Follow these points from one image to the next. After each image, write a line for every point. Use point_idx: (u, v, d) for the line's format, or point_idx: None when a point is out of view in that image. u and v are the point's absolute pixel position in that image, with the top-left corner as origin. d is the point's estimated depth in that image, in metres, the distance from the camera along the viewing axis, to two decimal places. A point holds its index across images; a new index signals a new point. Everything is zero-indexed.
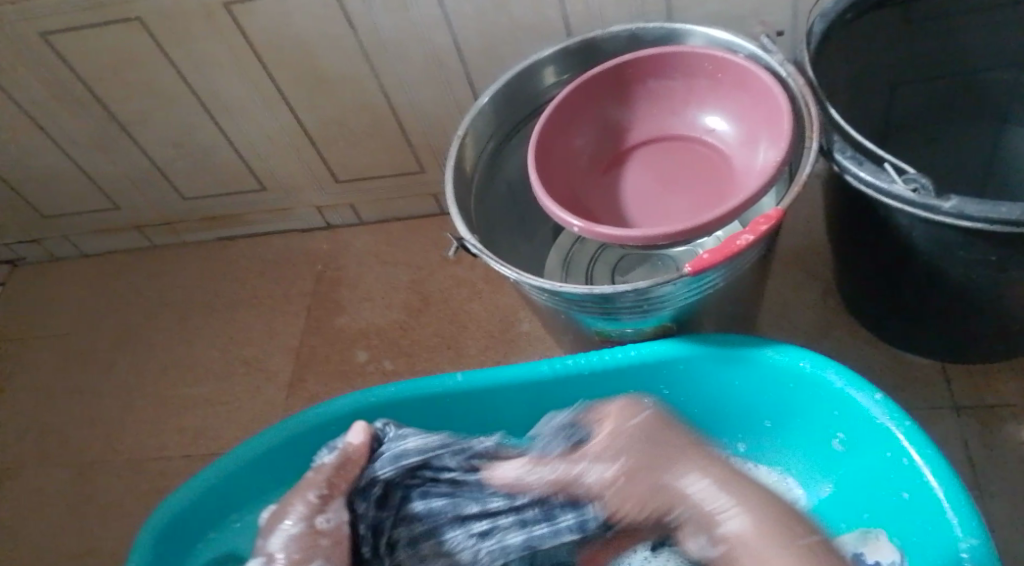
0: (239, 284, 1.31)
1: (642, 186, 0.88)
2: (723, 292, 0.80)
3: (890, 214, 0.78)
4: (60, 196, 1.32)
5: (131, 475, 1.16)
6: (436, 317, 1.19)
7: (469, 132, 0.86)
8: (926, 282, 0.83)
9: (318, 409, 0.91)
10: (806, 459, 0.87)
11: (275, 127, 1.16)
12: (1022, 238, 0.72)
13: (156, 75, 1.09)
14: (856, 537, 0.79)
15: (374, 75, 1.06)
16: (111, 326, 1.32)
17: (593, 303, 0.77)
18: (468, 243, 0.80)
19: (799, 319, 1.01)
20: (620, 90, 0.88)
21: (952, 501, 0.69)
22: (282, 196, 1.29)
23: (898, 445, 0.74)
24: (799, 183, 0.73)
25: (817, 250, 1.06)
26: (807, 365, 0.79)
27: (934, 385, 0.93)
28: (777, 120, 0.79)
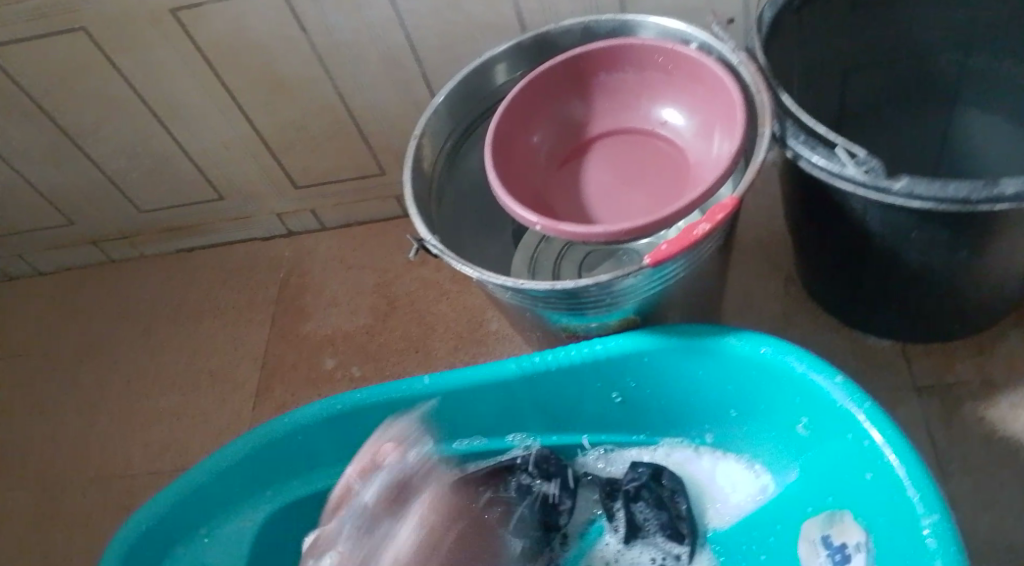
0: (201, 295, 1.29)
1: (601, 181, 0.88)
2: (684, 282, 0.81)
3: (845, 198, 0.79)
4: (13, 213, 1.30)
5: (96, 493, 1.14)
6: (402, 320, 1.18)
7: (425, 133, 0.86)
8: (883, 265, 0.84)
9: (285, 417, 0.90)
10: (774, 446, 0.88)
11: (231, 134, 1.14)
12: (973, 217, 0.73)
13: (106, 85, 1.07)
14: (823, 521, 0.81)
15: (329, 78, 1.05)
16: (71, 343, 1.29)
17: (555, 299, 0.77)
18: (428, 243, 0.80)
19: (763, 307, 1.02)
20: (575, 85, 0.88)
21: (913, 479, 0.69)
22: (242, 204, 1.27)
23: (859, 426, 0.75)
24: (754, 170, 0.73)
25: (778, 238, 1.07)
26: (769, 351, 0.80)
27: (897, 367, 0.94)
28: (731, 110, 0.80)
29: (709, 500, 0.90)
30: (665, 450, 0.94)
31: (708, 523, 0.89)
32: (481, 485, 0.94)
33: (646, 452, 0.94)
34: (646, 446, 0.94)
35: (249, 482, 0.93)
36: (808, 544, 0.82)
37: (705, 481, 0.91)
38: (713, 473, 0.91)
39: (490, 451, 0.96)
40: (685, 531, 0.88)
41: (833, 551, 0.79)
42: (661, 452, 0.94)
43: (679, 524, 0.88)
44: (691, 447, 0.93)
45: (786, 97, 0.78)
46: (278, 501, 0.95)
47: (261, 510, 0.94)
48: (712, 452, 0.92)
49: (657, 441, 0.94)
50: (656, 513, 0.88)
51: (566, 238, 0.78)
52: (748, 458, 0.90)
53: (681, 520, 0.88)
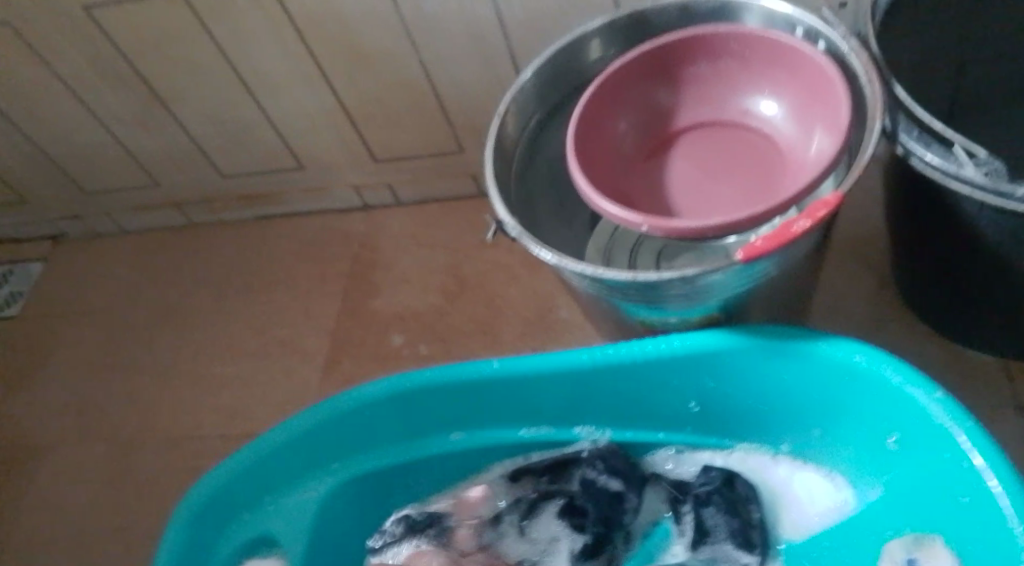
0: (275, 264, 1.30)
1: (688, 170, 0.83)
2: (776, 281, 0.76)
3: (958, 199, 0.73)
4: (103, 171, 1.32)
5: (166, 450, 1.16)
6: (473, 300, 1.17)
7: (509, 111, 0.83)
8: (995, 275, 0.78)
9: (353, 390, 0.89)
10: (857, 459, 0.83)
11: (314, 103, 1.14)
12: None
13: (196, 53, 1.08)
14: (909, 542, 0.76)
15: (415, 50, 1.03)
16: (151, 305, 1.31)
17: (635, 289, 0.73)
18: (506, 225, 0.77)
19: (853, 311, 0.97)
20: (666, 68, 0.84)
21: (1017, 508, 0.63)
22: (320, 174, 1.27)
23: (957, 445, 0.69)
24: (859, 166, 0.68)
25: (873, 240, 1.01)
26: (861, 360, 0.75)
27: (996, 385, 0.88)
28: (834, 103, 0.75)
29: (783, 510, 0.86)
30: (741, 455, 0.89)
31: (781, 533, 0.85)
32: None
33: (721, 455, 0.90)
34: (721, 450, 0.90)
35: (316, 452, 0.92)
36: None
37: (780, 490, 0.86)
38: (790, 482, 0.86)
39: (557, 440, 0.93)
40: (756, 539, 0.83)
41: None
42: (736, 457, 0.90)
43: (750, 531, 0.83)
44: (769, 454, 0.89)
45: (899, 89, 0.73)
46: (343, 474, 0.94)
47: (324, 482, 0.93)
48: (791, 461, 0.87)
49: (732, 444, 0.90)
50: (726, 518, 0.84)
51: (659, 235, 0.74)
52: (828, 469, 0.85)
53: (752, 528, 0.84)
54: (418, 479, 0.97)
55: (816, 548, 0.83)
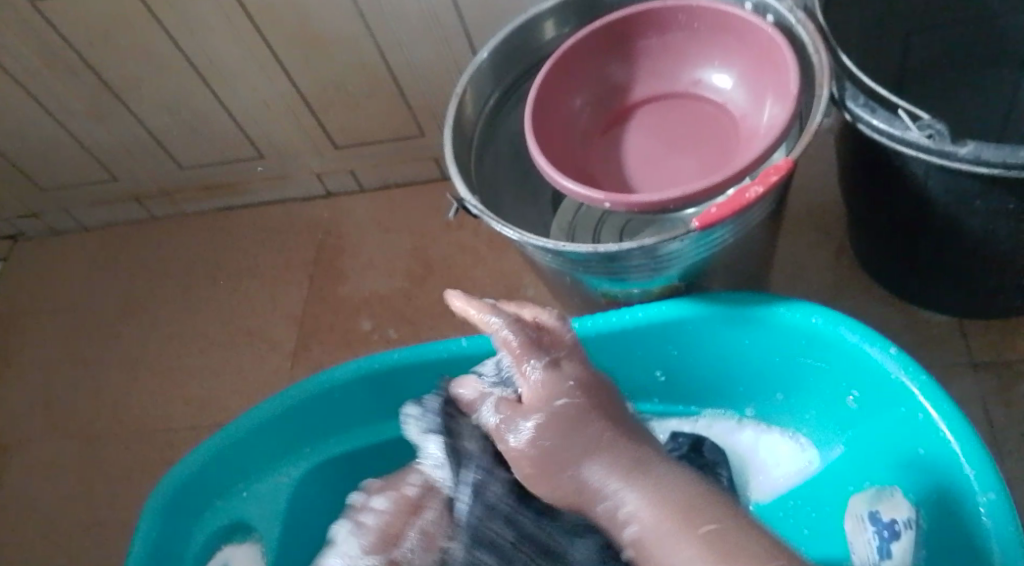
0: (240, 255, 1.29)
1: (644, 144, 0.84)
2: (734, 248, 0.78)
3: (906, 162, 0.75)
4: (59, 167, 1.30)
5: (137, 444, 1.16)
6: (440, 282, 1.17)
7: (467, 91, 0.84)
8: (946, 235, 0.80)
9: (322, 374, 0.90)
10: (819, 420, 0.85)
11: (271, 91, 1.13)
12: None
13: (149, 43, 1.06)
14: (872, 497, 0.76)
15: (371, 33, 1.03)
16: (114, 300, 1.30)
17: (596, 261, 0.74)
18: (468, 204, 0.78)
19: (813, 277, 0.99)
20: (619, 43, 0.85)
21: (971, 457, 0.66)
22: (281, 163, 1.26)
23: (913, 400, 0.71)
24: (809, 133, 0.69)
25: (830, 208, 1.03)
26: (819, 322, 0.76)
27: (951, 342, 0.91)
28: (782, 72, 0.76)
29: (749, 472, 0.87)
30: (707, 422, 0.91)
31: (748, 495, 0.86)
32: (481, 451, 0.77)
33: (688, 422, 0.91)
34: (688, 417, 0.92)
35: (288, 437, 0.93)
36: (854, 519, 0.76)
37: (746, 454, 0.88)
38: (755, 447, 0.88)
39: None
40: None
41: (879, 528, 0.73)
42: (703, 423, 0.91)
43: None
44: (734, 420, 0.90)
45: (844, 57, 0.74)
46: (316, 458, 0.95)
47: (297, 467, 0.94)
48: (756, 425, 0.89)
49: (698, 411, 0.91)
50: None
51: (621, 209, 0.74)
52: (792, 431, 0.87)
53: None
54: (390, 460, 0.98)
55: (781, 508, 0.85)
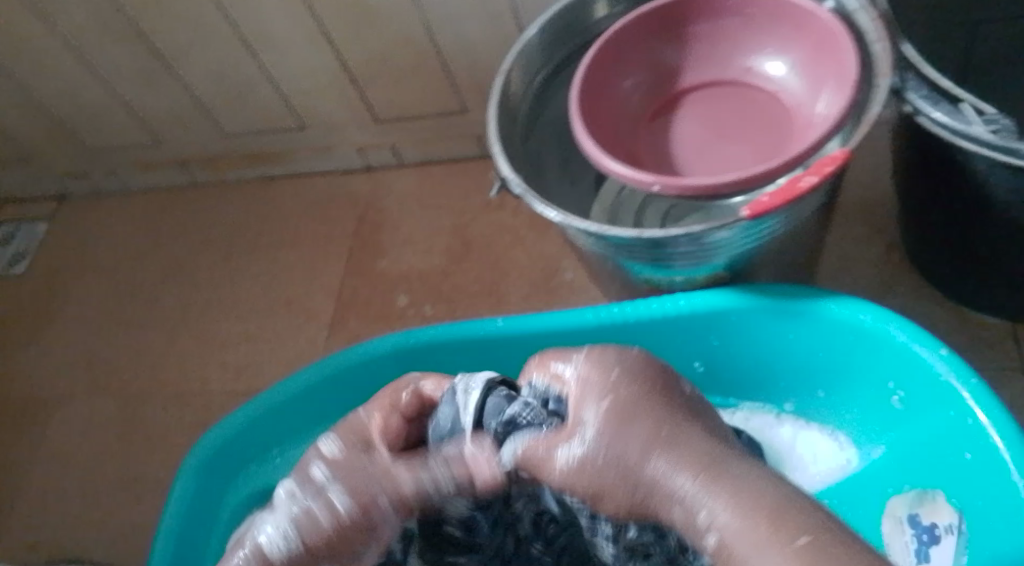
0: (279, 225, 1.29)
1: (692, 129, 0.82)
2: (783, 239, 0.76)
3: (966, 158, 0.72)
4: (105, 130, 1.31)
5: (173, 407, 1.17)
6: (478, 261, 1.17)
7: (513, 68, 0.82)
8: (1005, 236, 0.77)
9: (356, 349, 0.89)
10: (861, 419, 0.83)
11: (317, 62, 1.12)
12: None
13: (198, 9, 1.06)
14: (912, 499, 0.76)
15: (419, 7, 1.02)
16: (155, 264, 1.31)
17: (640, 247, 0.73)
18: (511, 183, 0.76)
19: (860, 272, 0.96)
20: (673, 25, 0.83)
21: (1020, 465, 0.63)
22: (323, 134, 1.26)
23: (963, 403, 0.69)
24: (869, 123, 0.67)
25: (882, 201, 1.00)
26: (868, 319, 0.74)
27: (1002, 346, 0.88)
28: (841, 59, 0.74)
29: (787, 469, 0.85)
30: (745, 414, 0.89)
31: None
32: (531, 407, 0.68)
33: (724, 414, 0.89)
34: (725, 408, 0.90)
35: (325, 408, 0.93)
36: (893, 522, 0.77)
37: (784, 449, 0.86)
38: (794, 442, 0.86)
39: None
40: None
41: (919, 531, 0.74)
42: (741, 416, 0.89)
43: None
44: (772, 414, 0.88)
45: (906, 47, 0.72)
46: None
47: None
48: (795, 420, 0.87)
49: (736, 403, 0.90)
50: None
51: (671, 194, 0.73)
52: (831, 429, 0.85)
53: None
54: None
55: None
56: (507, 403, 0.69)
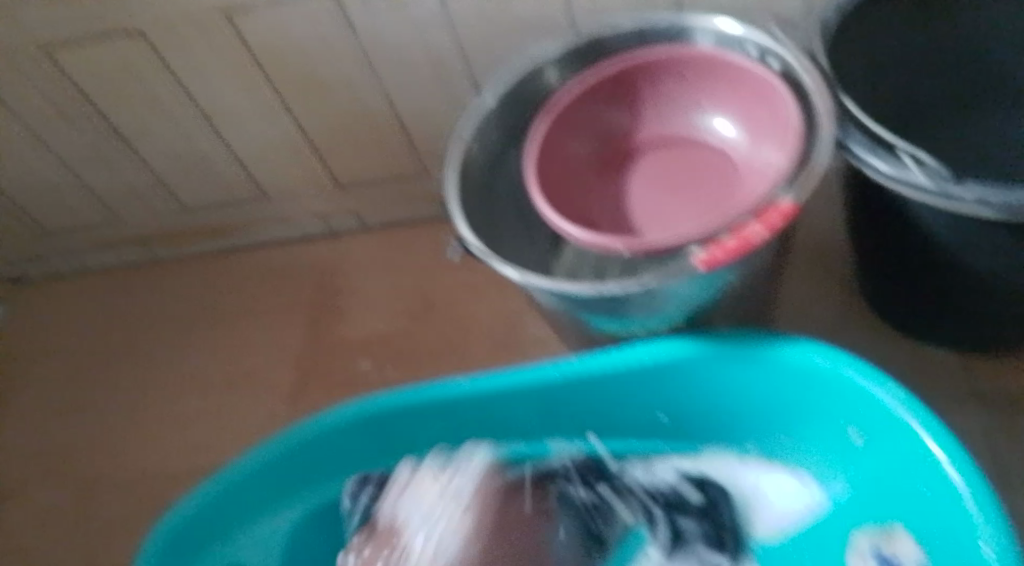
0: (242, 295, 1.29)
1: (648, 187, 0.86)
2: (737, 288, 0.78)
3: (904, 203, 0.76)
4: (62, 210, 1.31)
5: (138, 487, 1.15)
6: (442, 322, 1.18)
7: (471, 139, 0.86)
8: (947, 276, 0.82)
9: (319, 420, 0.89)
10: (823, 455, 0.85)
11: (277, 134, 1.14)
12: None
13: (158, 88, 1.08)
14: (873, 533, 0.81)
15: (375, 78, 1.05)
16: (116, 341, 1.30)
17: (601, 303, 0.75)
18: (473, 246, 0.78)
19: (814, 315, 1.00)
20: (625, 87, 0.86)
21: (975, 495, 0.66)
22: (284, 203, 1.27)
23: (919, 440, 0.71)
24: (813, 173, 0.71)
25: (831, 245, 1.04)
26: (823, 361, 0.77)
27: (954, 380, 0.92)
28: (783, 117, 0.78)
29: (753, 511, 0.88)
30: (711, 460, 0.91)
31: (754, 536, 0.87)
32: (612, 298, 0.74)
33: (690, 460, 0.92)
34: (690, 455, 0.92)
35: (288, 477, 0.93)
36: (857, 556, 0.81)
37: (749, 491, 0.89)
38: (758, 484, 0.89)
39: (529, 455, 0.95)
40: (727, 542, 0.86)
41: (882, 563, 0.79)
42: (707, 462, 0.91)
43: (723, 534, 0.87)
44: (737, 456, 0.91)
45: (848, 103, 0.76)
46: (313, 500, 0.96)
47: (294, 509, 0.95)
48: (760, 462, 0.89)
49: (701, 448, 0.92)
50: (700, 524, 0.87)
51: (636, 254, 0.75)
52: (794, 468, 0.87)
53: (725, 531, 0.87)
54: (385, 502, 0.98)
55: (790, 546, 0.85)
56: (642, 283, 0.72)
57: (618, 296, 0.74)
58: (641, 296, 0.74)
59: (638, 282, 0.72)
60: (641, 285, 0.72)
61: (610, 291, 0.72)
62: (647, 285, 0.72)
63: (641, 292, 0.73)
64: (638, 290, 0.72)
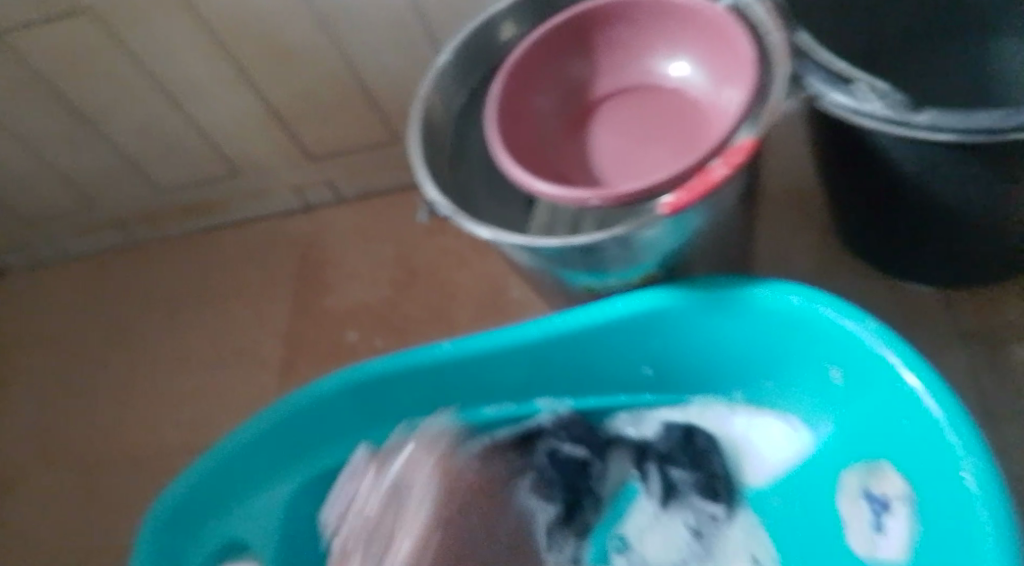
0: (223, 274, 1.28)
1: (611, 137, 0.84)
2: (709, 234, 0.77)
3: (872, 136, 0.74)
4: (36, 199, 1.29)
5: (130, 471, 1.15)
6: (424, 289, 1.17)
7: (432, 95, 0.84)
8: (922, 210, 0.80)
9: (304, 392, 0.89)
10: (807, 397, 0.84)
11: (243, 107, 1.13)
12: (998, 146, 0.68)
13: (118, 68, 1.06)
14: (862, 473, 0.78)
15: (334, 43, 1.03)
16: (100, 328, 1.29)
17: (572, 255, 0.74)
18: (439, 207, 0.77)
19: (795, 258, 0.98)
20: (581, 36, 0.84)
21: (952, 424, 0.65)
22: (258, 179, 1.25)
23: (895, 373, 0.70)
24: (771, 112, 0.70)
25: (810, 187, 1.02)
26: (797, 301, 0.76)
27: (938, 315, 0.91)
28: (737, 55, 0.76)
29: (743, 459, 0.87)
30: (699, 409, 0.90)
31: (745, 482, 0.86)
32: (583, 249, 0.73)
33: (679, 411, 0.90)
34: (679, 406, 0.90)
35: (280, 453, 0.92)
36: (847, 496, 0.79)
37: (739, 440, 0.88)
38: (748, 432, 0.88)
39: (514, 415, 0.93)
40: (721, 491, 0.85)
41: (873, 503, 0.77)
42: (695, 411, 0.90)
43: (716, 484, 0.85)
44: (726, 404, 0.89)
45: (803, 35, 0.75)
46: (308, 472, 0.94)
47: (289, 482, 0.94)
48: (748, 409, 0.88)
49: (689, 399, 0.90)
50: (692, 474, 0.85)
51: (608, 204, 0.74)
52: (781, 412, 0.87)
53: (718, 480, 0.85)
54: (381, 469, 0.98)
55: (780, 489, 0.85)
56: (611, 233, 0.70)
57: (589, 248, 0.72)
58: (613, 246, 0.72)
59: (607, 233, 0.70)
60: (610, 235, 0.70)
61: (579, 244, 0.71)
62: (617, 235, 0.71)
63: (613, 241, 0.71)
64: (608, 241, 0.71)
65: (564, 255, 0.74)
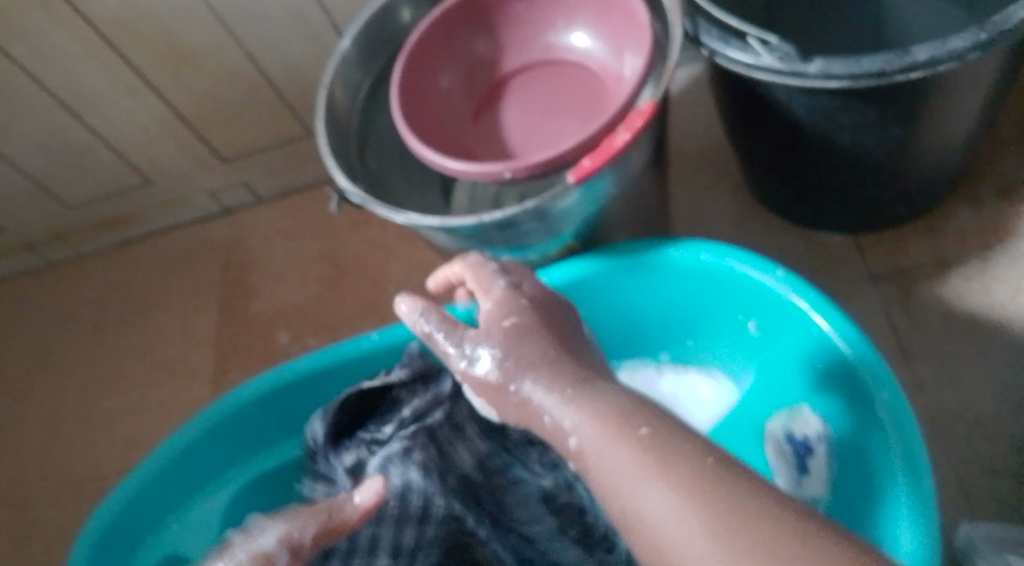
0: (145, 287, 1.25)
1: (517, 112, 0.84)
2: (620, 200, 0.78)
3: (769, 91, 0.76)
4: None
5: (66, 498, 1.12)
6: (352, 282, 1.16)
7: (335, 83, 0.82)
8: (822, 160, 0.82)
9: (233, 397, 0.88)
10: (728, 351, 0.86)
11: (147, 113, 1.09)
12: (888, 87, 0.70)
13: (9, 83, 1.02)
14: (785, 418, 0.79)
15: (234, 39, 1.01)
16: (19, 355, 1.25)
17: (487, 232, 0.73)
18: (350, 195, 0.76)
19: (712, 217, 1.00)
20: (480, 12, 0.84)
21: (863, 362, 0.68)
22: (170, 186, 1.22)
23: (807, 318, 0.72)
24: (666, 75, 0.72)
25: (721, 147, 1.04)
26: (708, 257, 0.77)
27: (850, 260, 0.94)
28: (635, 22, 0.78)
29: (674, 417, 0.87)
30: (627, 374, 0.90)
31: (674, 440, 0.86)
32: (498, 225, 0.72)
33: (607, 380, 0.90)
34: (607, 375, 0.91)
35: (212, 462, 0.91)
36: (771, 442, 0.80)
37: (668, 400, 0.88)
38: (674, 391, 0.88)
39: None
40: None
41: (795, 446, 0.77)
42: (624, 377, 0.90)
43: None
44: (653, 365, 0.90)
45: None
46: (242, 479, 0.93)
47: (225, 491, 0.92)
48: (675, 369, 0.89)
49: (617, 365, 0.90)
50: None
51: (521, 177, 0.74)
52: (705, 367, 0.88)
53: None
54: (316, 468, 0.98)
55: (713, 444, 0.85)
56: (523, 207, 0.70)
57: (503, 224, 0.72)
58: (527, 220, 0.72)
59: (519, 208, 0.70)
60: (523, 210, 0.70)
61: (492, 221, 0.71)
62: (529, 209, 0.71)
63: (526, 216, 0.71)
64: (521, 215, 0.71)
65: (480, 233, 0.73)
